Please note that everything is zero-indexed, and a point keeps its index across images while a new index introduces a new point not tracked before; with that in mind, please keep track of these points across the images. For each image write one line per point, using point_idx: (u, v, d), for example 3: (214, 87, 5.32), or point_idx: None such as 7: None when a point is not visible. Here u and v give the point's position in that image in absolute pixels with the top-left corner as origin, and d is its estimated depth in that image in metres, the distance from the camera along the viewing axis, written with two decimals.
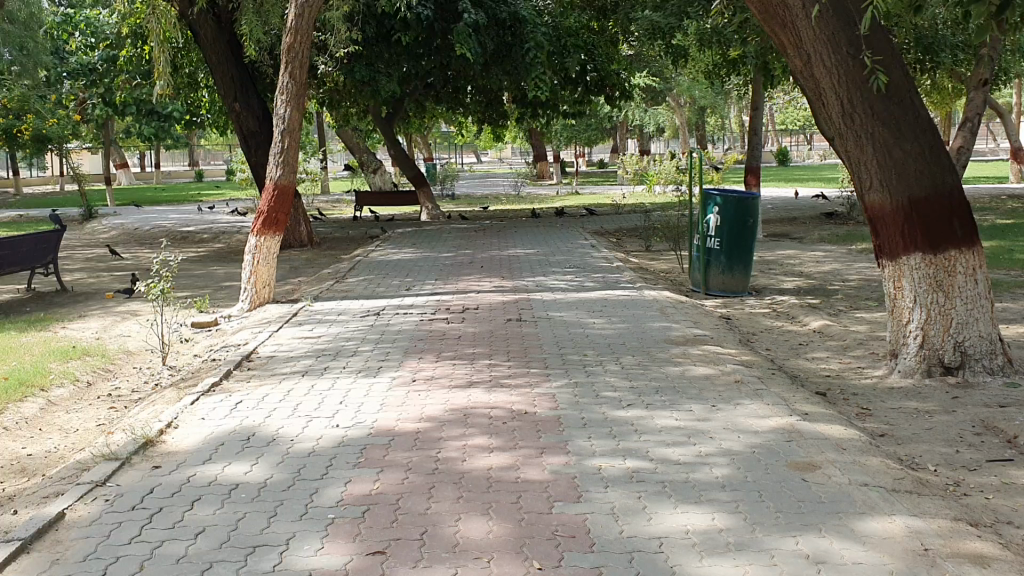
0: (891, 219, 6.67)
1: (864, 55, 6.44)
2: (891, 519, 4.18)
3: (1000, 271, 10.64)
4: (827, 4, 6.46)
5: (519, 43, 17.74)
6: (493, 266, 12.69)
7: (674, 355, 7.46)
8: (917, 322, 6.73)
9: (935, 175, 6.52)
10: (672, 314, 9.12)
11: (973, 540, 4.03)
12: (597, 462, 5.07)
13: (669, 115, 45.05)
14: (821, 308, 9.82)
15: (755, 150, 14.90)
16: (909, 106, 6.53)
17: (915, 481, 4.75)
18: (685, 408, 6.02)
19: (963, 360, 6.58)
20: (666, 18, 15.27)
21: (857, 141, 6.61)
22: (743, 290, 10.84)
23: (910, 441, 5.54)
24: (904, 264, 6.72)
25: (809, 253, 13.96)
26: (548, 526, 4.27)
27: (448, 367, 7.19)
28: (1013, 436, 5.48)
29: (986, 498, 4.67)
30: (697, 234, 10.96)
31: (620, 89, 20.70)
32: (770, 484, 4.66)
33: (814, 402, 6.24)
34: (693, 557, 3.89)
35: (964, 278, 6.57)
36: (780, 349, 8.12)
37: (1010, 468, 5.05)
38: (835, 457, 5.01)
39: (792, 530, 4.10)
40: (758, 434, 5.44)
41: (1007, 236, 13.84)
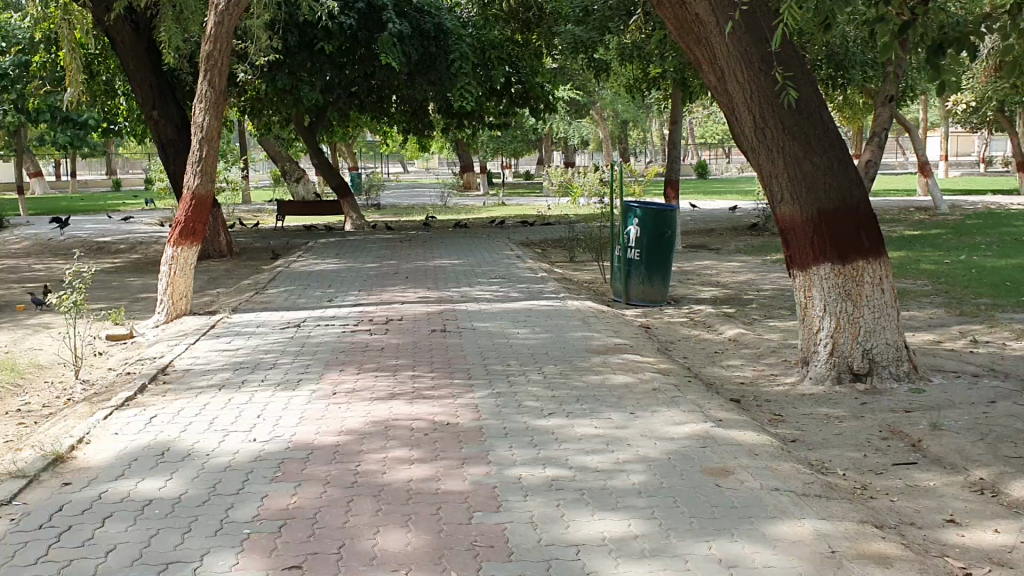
0: (801, 231, 6.87)
1: (775, 71, 6.63)
2: (800, 522, 4.29)
3: (907, 282, 11.01)
4: (741, 20, 6.62)
5: (443, 55, 17.78)
6: (416, 277, 12.65)
7: (595, 364, 7.54)
8: (827, 330, 6.93)
9: (843, 188, 6.74)
10: (593, 323, 9.23)
11: (877, 541, 4.15)
12: (517, 470, 5.11)
13: (592, 128, 45.47)
14: (737, 317, 10.05)
15: (674, 162, 15.15)
16: (819, 120, 6.75)
17: (824, 485, 4.90)
18: (605, 416, 6.09)
19: (871, 366, 6.82)
20: (588, 32, 15.51)
21: (770, 156, 6.79)
22: (662, 300, 11.04)
23: (821, 447, 5.71)
24: (814, 274, 6.91)
25: (726, 264, 14.26)
26: (467, 536, 4.28)
27: (368, 379, 7.14)
28: (917, 440, 5.67)
29: (892, 500, 4.83)
30: (618, 246, 11.12)
31: (544, 101, 20.87)
32: (686, 490, 4.74)
33: (729, 408, 6.39)
34: (609, 564, 3.94)
35: (871, 286, 6.80)
36: (697, 357, 8.29)
37: (914, 471, 5.23)
38: (748, 463, 5.13)
39: (706, 535, 4.17)
40: (674, 440, 5.55)
41: (913, 247, 14.36)
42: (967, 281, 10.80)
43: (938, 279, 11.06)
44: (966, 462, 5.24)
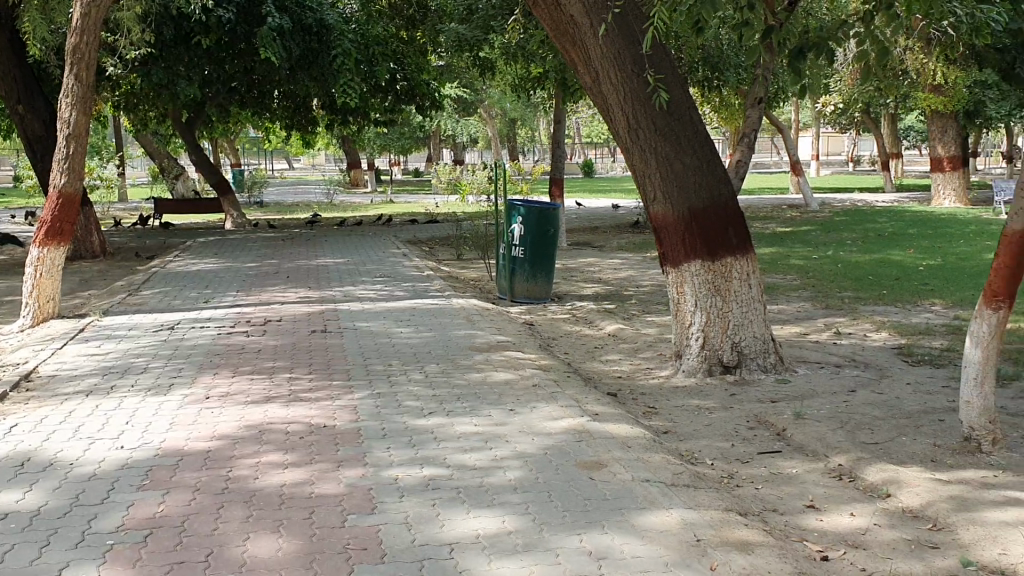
0: (673, 229, 7.05)
1: (647, 73, 6.78)
2: (669, 513, 4.40)
3: (778, 277, 11.44)
4: (614, 22, 6.75)
5: (326, 51, 17.51)
6: (298, 277, 12.43)
7: (476, 362, 7.56)
8: (698, 325, 7.14)
9: (712, 188, 6.96)
10: (476, 321, 9.25)
11: (740, 529, 4.29)
12: (393, 471, 5.08)
13: (480, 126, 45.55)
14: (617, 313, 10.24)
15: (558, 160, 15.31)
16: (688, 122, 6.94)
17: (693, 475, 5.04)
18: (484, 414, 6.12)
19: (740, 359, 7.07)
20: (472, 31, 15.53)
21: (643, 155, 6.95)
22: (546, 296, 11.15)
23: (692, 438, 5.88)
24: (685, 271, 7.10)
25: (608, 260, 14.51)
26: (339, 539, 4.23)
27: (244, 383, 6.98)
28: (782, 429, 5.90)
29: (756, 487, 5.02)
30: (502, 244, 11.16)
31: (429, 99, 20.79)
32: (560, 484, 4.81)
33: (606, 402, 6.51)
34: (482, 561, 3.95)
35: (739, 282, 7.03)
36: (577, 353, 8.41)
37: (778, 459, 5.44)
38: (621, 455, 5.24)
39: (577, 529, 4.24)
40: (551, 435, 5.62)
41: (784, 243, 14.92)
42: (833, 275, 11.29)
43: (806, 274, 11.52)
44: (826, 449, 5.47)
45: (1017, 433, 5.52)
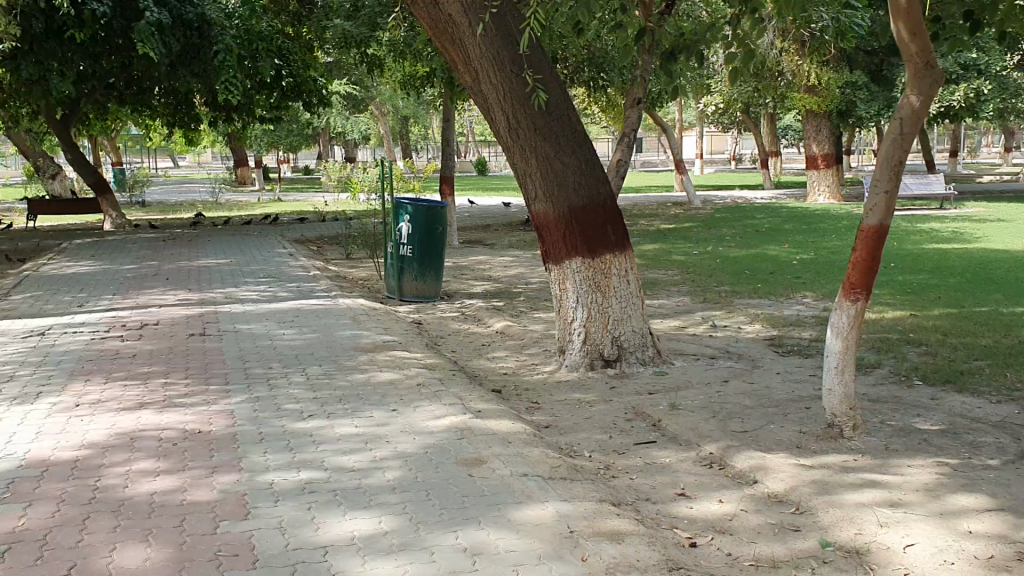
0: (554, 227, 7.15)
1: (525, 73, 6.85)
2: (544, 506, 4.47)
3: (660, 272, 11.72)
4: (492, 22, 6.79)
5: (208, 46, 17.06)
6: (180, 279, 12.09)
7: (360, 362, 7.51)
8: (580, 321, 7.25)
9: (591, 187, 7.08)
10: (362, 321, 9.18)
11: (613, 519, 4.38)
12: (269, 475, 5.00)
13: (371, 123, 45.12)
14: (504, 310, 10.32)
15: (448, 159, 15.29)
16: (567, 121, 7.04)
17: (570, 468, 5.13)
18: (365, 415, 6.08)
19: (620, 353, 7.23)
20: (358, 28, 15.39)
21: (523, 155, 7.02)
22: (435, 295, 11.13)
23: (572, 431, 5.97)
24: (566, 268, 7.21)
25: (497, 258, 14.59)
26: (210, 546, 4.15)
27: (117, 389, 6.75)
28: (658, 420, 6.06)
29: (631, 478, 5.14)
30: (390, 243, 11.09)
31: (317, 96, 20.49)
32: (438, 483, 4.82)
33: (488, 399, 6.56)
34: (355, 562, 3.94)
35: (618, 279, 7.18)
36: (464, 351, 8.44)
37: (654, 450, 5.58)
38: (501, 451, 5.28)
39: (453, 526, 4.26)
40: (431, 434, 5.62)
41: (668, 240, 15.28)
42: (712, 270, 11.63)
43: (687, 269, 11.83)
44: (699, 439, 5.64)
45: (876, 418, 5.81)
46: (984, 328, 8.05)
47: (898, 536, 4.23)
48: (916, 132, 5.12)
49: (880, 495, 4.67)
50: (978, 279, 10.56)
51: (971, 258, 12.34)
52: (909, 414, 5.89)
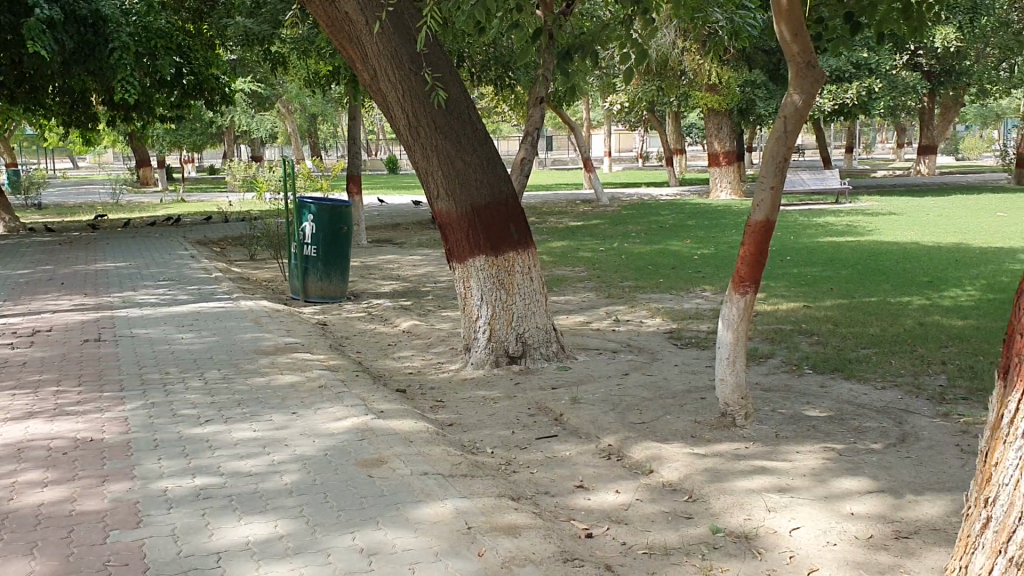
0: (457, 225, 7.16)
1: (424, 71, 6.84)
2: (442, 503, 4.48)
3: (567, 269, 11.86)
4: (389, 20, 6.77)
5: (102, 44, 16.55)
6: (75, 283, 11.71)
7: (262, 365, 7.40)
8: (484, 318, 7.28)
9: (493, 185, 7.11)
10: (265, 323, 9.05)
11: (510, 513, 4.42)
12: (163, 483, 4.90)
13: (279, 121, 44.40)
14: (411, 309, 10.30)
15: (354, 157, 15.17)
16: (467, 119, 7.07)
17: (471, 465, 5.16)
18: (265, 418, 6.01)
19: (525, 349, 7.29)
20: (260, 26, 15.15)
21: (424, 153, 7.02)
22: (340, 295, 11.03)
23: (474, 428, 6.01)
24: (470, 266, 7.23)
25: (405, 257, 14.55)
26: (100, 556, 4.05)
27: (4, 399, 6.52)
28: (560, 414, 6.14)
29: (531, 472, 5.20)
30: (294, 243, 10.95)
31: (219, 94, 20.08)
32: (337, 484, 4.80)
33: (391, 398, 6.54)
34: (249, 567, 3.90)
35: (521, 276, 7.24)
36: (369, 351, 8.40)
37: (555, 443, 5.66)
38: (401, 450, 5.28)
39: (350, 527, 4.25)
40: (331, 435, 5.59)
41: (574, 237, 15.47)
42: (617, 267, 11.82)
43: (592, 266, 12.00)
44: (598, 431, 5.74)
45: (768, 406, 6.00)
46: (872, 317, 8.39)
47: (784, 520, 4.39)
48: (798, 131, 5.31)
49: (769, 481, 4.83)
50: (868, 270, 10.98)
51: (862, 250, 12.83)
52: (799, 401, 6.10)
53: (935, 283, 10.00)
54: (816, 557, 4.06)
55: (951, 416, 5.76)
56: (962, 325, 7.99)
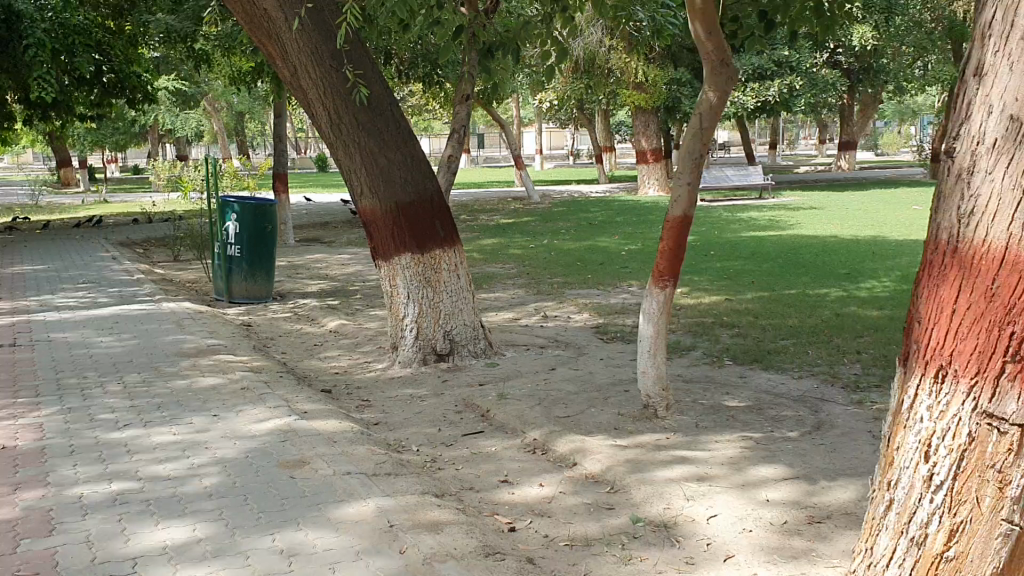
0: (381, 223, 7.13)
1: (345, 68, 6.80)
2: (365, 502, 4.47)
3: (496, 266, 11.90)
4: (308, 17, 6.71)
5: (17, 41, 16.07)
6: None
7: (184, 368, 7.28)
8: (411, 316, 7.26)
9: (417, 183, 7.11)
10: (188, 325, 8.90)
11: (433, 510, 4.43)
12: (78, 489, 4.79)
13: (205, 119, 43.60)
14: (339, 309, 10.23)
15: (281, 156, 14.99)
16: (390, 117, 7.05)
17: (395, 463, 5.15)
18: (186, 421, 5.92)
19: (452, 346, 7.29)
20: (182, 23, 14.88)
21: (347, 151, 6.98)
22: (266, 295, 10.89)
23: (400, 427, 6.00)
24: (396, 264, 7.21)
25: (334, 256, 14.43)
26: (9, 566, 3.95)
27: None
28: (486, 411, 6.16)
29: (456, 469, 5.21)
30: (217, 243, 10.77)
31: (141, 92, 19.65)
32: (258, 486, 4.75)
33: (316, 399, 6.49)
34: (166, 572, 3.84)
35: (448, 273, 7.24)
36: (295, 352, 8.32)
37: (480, 439, 5.68)
38: (324, 450, 5.25)
39: (270, 528, 4.21)
40: (254, 437, 5.53)
41: (504, 234, 15.52)
42: (546, 263, 11.90)
43: (522, 262, 12.06)
44: (523, 426, 5.78)
45: (690, 398, 6.11)
46: (792, 309, 8.59)
47: (702, 508, 4.48)
48: (713, 128, 5.42)
49: (688, 471, 4.92)
50: (789, 264, 11.24)
51: (784, 244, 13.12)
52: (719, 392, 6.22)
53: (852, 275, 10.28)
54: (732, 543, 4.15)
55: (864, 404, 5.94)
56: (877, 316, 8.23)
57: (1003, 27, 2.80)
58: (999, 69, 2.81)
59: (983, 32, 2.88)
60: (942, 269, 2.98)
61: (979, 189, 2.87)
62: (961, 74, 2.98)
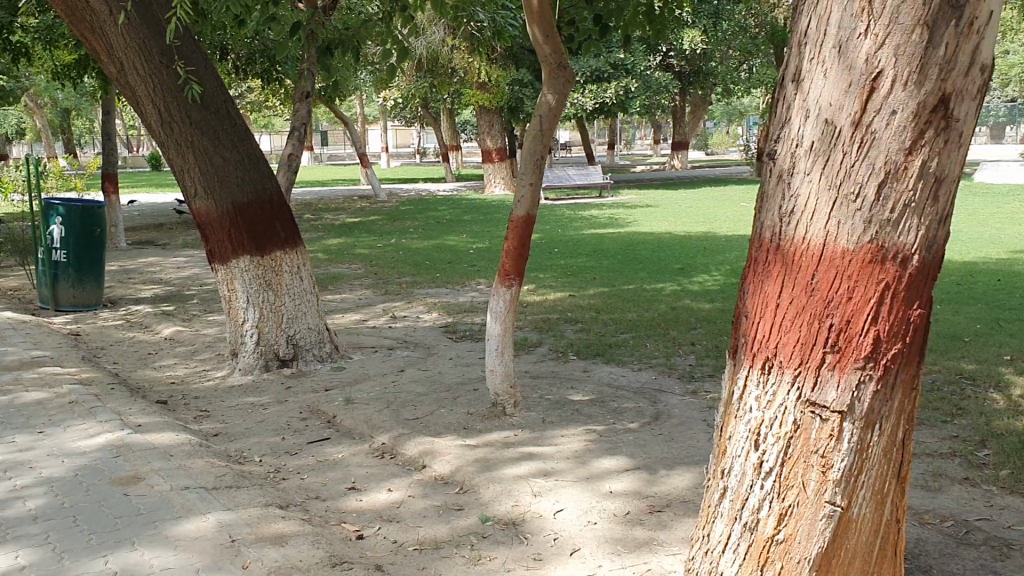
0: (217, 225, 6.89)
1: (176, 64, 6.53)
2: (204, 518, 4.30)
3: (342, 266, 11.71)
4: (134, 10, 6.39)
5: None
6: None
7: (3, 383, 6.80)
8: (252, 321, 7.05)
9: (255, 182, 6.91)
10: (9, 336, 8.33)
11: (277, 522, 4.31)
12: None
13: (24, 115, 40.90)
14: (176, 314, 9.82)
15: (110, 154, 14.26)
16: (224, 115, 6.82)
17: (236, 475, 4.98)
18: (7, 441, 5.53)
19: (296, 351, 7.12)
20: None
21: (179, 150, 6.70)
22: (96, 302, 10.34)
23: (242, 437, 5.81)
24: (234, 267, 6.98)
25: (170, 259, 13.85)
26: None
27: None
28: (332, 417, 6.05)
29: (301, 478, 5.10)
30: (40, 248, 10.12)
31: None
32: (88, 506, 4.50)
33: (151, 411, 6.20)
34: None
35: (289, 275, 7.09)
36: (127, 361, 7.92)
37: (327, 446, 5.57)
38: (161, 465, 5.02)
39: (102, 551, 3.99)
40: (83, 455, 5.23)
41: (348, 234, 15.29)
42: (392, 263, 11.80)
43: (366, 263, 11.92)
44: (370, 430, 5.71)
45: (536, 394, 6.20)
46: (631, 304, 8.84)
47: (549, 503, 4.55)
48: (554, 129, 5.50)
49: (534, 467, 4.99)
50: (627, 260, 11.57)
51: (623, 240, 13.51)
52: (564, 387, 6.34)
53: (686, 270, 10.68)
54: (578, 536, 4.24)
55: (699, 393, 6.17)
56: (710, 309, 8.59)
57: (817, 34, 2.93)
58: (815, 74, 2.94)
59: (800, 38, 3.01)
60: (766, 266, 3.12)
61: (798, 189, 3.01)
62: (781, 77, 3.10)
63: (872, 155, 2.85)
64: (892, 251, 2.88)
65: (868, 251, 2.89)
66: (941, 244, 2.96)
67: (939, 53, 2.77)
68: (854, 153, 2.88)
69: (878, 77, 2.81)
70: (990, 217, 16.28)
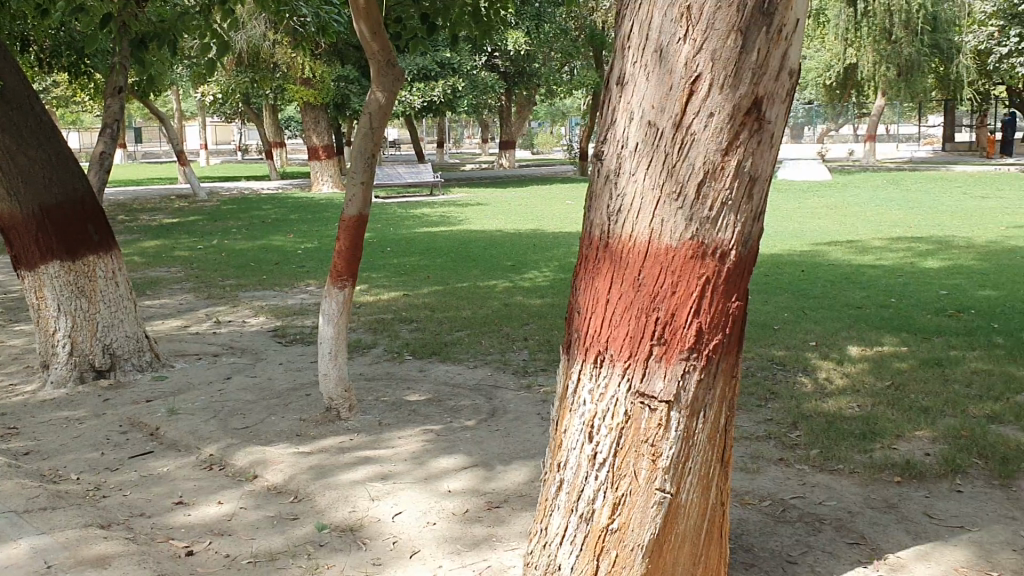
0: (23, 229, 6.42)
1: None
2: (15, 544, 3.99)
3: (161, 270, 11.18)
4: None
5: None
6: None
7: None
8: (63, 331, 6.62)
9: (65, 183, 6.49)
10: None
11: (98, 543, 4.06)
12: None
13: None
14: None
15: None
16: (28, 111, 6.36)
17: (51, 496, 4.66)
18: None
19: (113, 362, 6.74)
20: None
21: None
22: None
23: (56, 454, 5.44)
24: (43, 273, 6.53)
25: None
26: None
27: None
28: (156, 428, 5.77)
29: (124, 495, 4.82)
30: None
31: None
32: None
33: None
34: None
35: (104, 281, 6.70)
36: None
37: (151, 460, 5.30)
38: None
39: None
40: None
41: (168, 234, 14.62)
42: (216, 265, 11.38)
43: (188, 265, 11.43)
44: (198, 441, 5.48)
45: (370, 396, 6.13)
46: (464, 301, 8.89)
47: (388, 506, 4.51)
48: (383, 127, 5.44)
49: (371, 471, 4.93)
50: (458, 258, 11.63)
51: (454, 239, 13.57)
52: (400, 388, 6.30)
53: (517, 267, 10.84)
54: (417, 537, 4.22)
55: (533, 388, 6.28)
56: (540, 304, 8.75)
57: (640, 38, 3.02)
58: (638, 77, 3.03)
59: (623, 41, 3.09)
60: (595, 262, 3.20)
61: (624, 188, 3.10)
62: (605, 79, 3.19)
63: (693, 155, 2.98)
64: (712, 247, 3.03)
65: (690, 246, 3.02)
66: (755, 239, 3.13)
67: (752, 58, 2.92)
68: (676, 153, 2.99)
69: (697, 80, 2.94)
70: (793, 211, 17.40)
